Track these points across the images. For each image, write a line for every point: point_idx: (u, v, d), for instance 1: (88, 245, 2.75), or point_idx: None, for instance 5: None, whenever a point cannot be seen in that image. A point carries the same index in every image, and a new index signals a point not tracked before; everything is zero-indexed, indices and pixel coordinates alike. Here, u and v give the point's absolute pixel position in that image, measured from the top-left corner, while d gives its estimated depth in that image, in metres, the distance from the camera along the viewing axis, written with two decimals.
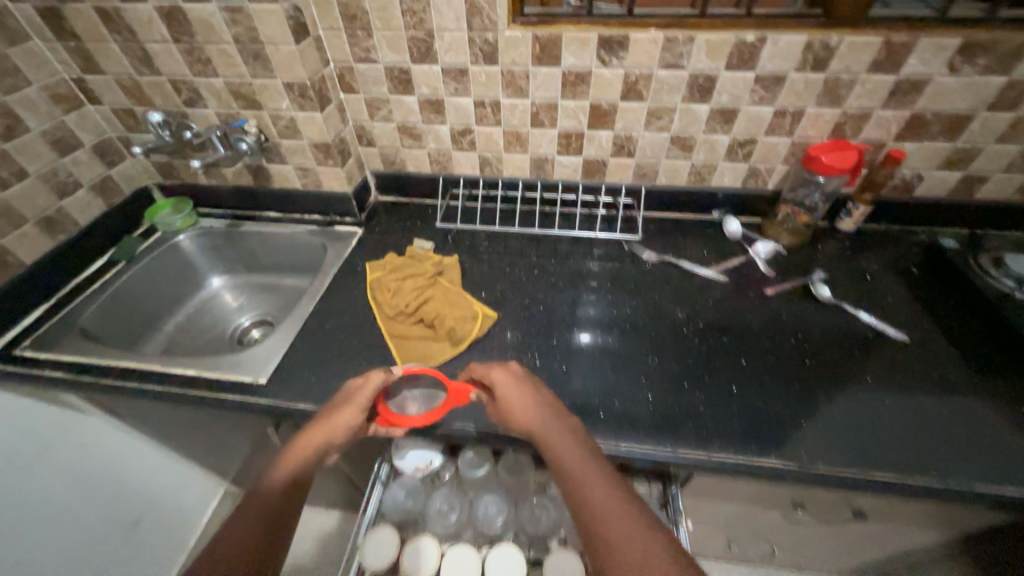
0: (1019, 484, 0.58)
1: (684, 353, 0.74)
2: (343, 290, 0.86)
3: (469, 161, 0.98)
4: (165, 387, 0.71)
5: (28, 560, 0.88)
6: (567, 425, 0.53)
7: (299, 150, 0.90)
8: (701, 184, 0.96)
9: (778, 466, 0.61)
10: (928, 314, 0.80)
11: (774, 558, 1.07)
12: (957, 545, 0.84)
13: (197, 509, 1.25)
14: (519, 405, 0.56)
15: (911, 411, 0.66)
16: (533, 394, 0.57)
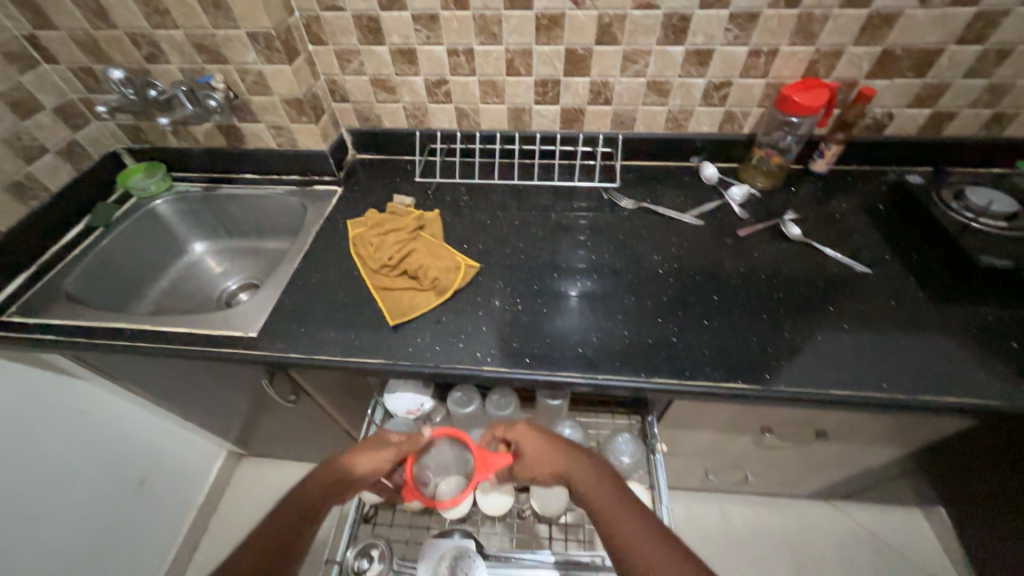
0: (958, 394, 0.64)
1: (659, 293, 0.78)
2: (326, 247, 0.86)
3: (446, 115, 0.97)
4: (158, 345, 0.73)
5: (41, 517, 0.92)
6: (594, 469, 0.59)
7: (270, 107, 0.88)
8: (678, 131, 0.96)
9: (743, 389, 0.65)
10: (890, 248, 0.84)
11: (747, 484, 1.16)
12: (910, 460, 0.92)
13: (200, 469, 1.31)
14: (546, 455, 0.61)
15: (867, 336, 0.71)
16: (557, 442, 0.63)
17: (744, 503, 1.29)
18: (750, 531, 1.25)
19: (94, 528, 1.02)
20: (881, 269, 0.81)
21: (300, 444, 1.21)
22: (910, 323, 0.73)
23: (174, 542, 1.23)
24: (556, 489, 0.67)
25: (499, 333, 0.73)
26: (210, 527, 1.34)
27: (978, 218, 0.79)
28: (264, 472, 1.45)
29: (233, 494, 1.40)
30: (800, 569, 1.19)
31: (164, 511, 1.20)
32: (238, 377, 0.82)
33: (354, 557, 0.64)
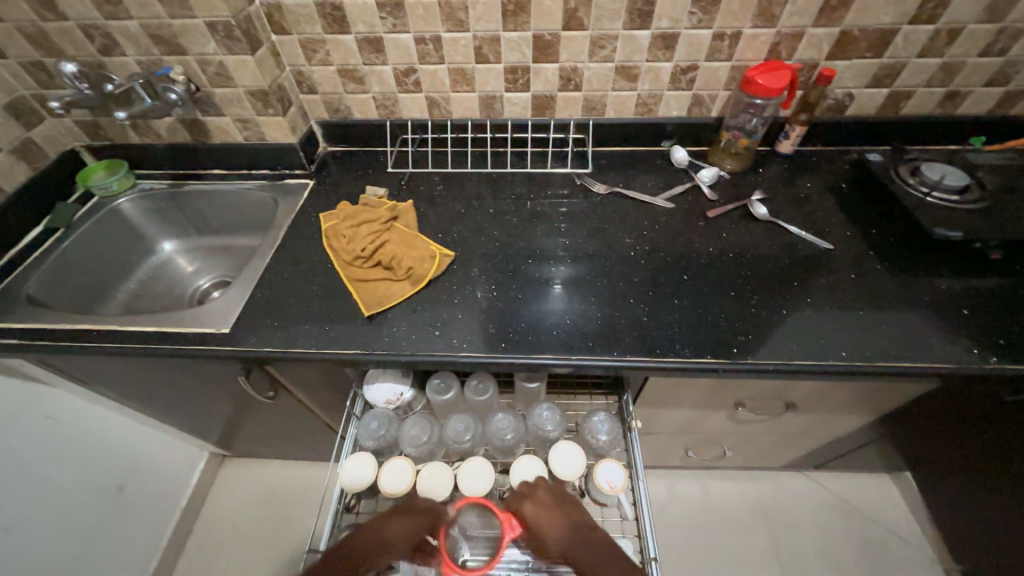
0: (914, 360, 0.68)
1: (632, 275, 0.79)
2: (298, 241, 0.85)
3: (416, 104, 0.96)
4: (127, 345, 0.71)
5: (16, 526, 0.90)
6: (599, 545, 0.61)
7: (235, 99, 0.86)
8: (648, 115, 0.97)
9: (714, 364, 0.68)
10: (852, 225, 0.87)
11: (725, 459, 1.20)
12: (875, 427, 0.96)
13: (181, 473, 1.29)
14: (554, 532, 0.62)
15: (830, 309, 0.74)
16: (564, 517, 0.63)
17: (725, 478, 1.33)
18: (731, 504, 1.29)
19: (71, 536, 1.00)
20: (843, 245, 0.84)
21: (283, 442, 1.20)
22: (869, 295, 0.76)
23: (158, 546, 1.22)
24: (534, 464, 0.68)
25: (476, 319, 0.73)
26: (195, 530, 1.33)
27: (933, 191, 0.82)
28: (249, 472, 1.44)
29: (217, 496, 1.39)
30: (778, 538, 1.24)
31: (145, 516, 1.18)
32: (213, 375, 0.82)
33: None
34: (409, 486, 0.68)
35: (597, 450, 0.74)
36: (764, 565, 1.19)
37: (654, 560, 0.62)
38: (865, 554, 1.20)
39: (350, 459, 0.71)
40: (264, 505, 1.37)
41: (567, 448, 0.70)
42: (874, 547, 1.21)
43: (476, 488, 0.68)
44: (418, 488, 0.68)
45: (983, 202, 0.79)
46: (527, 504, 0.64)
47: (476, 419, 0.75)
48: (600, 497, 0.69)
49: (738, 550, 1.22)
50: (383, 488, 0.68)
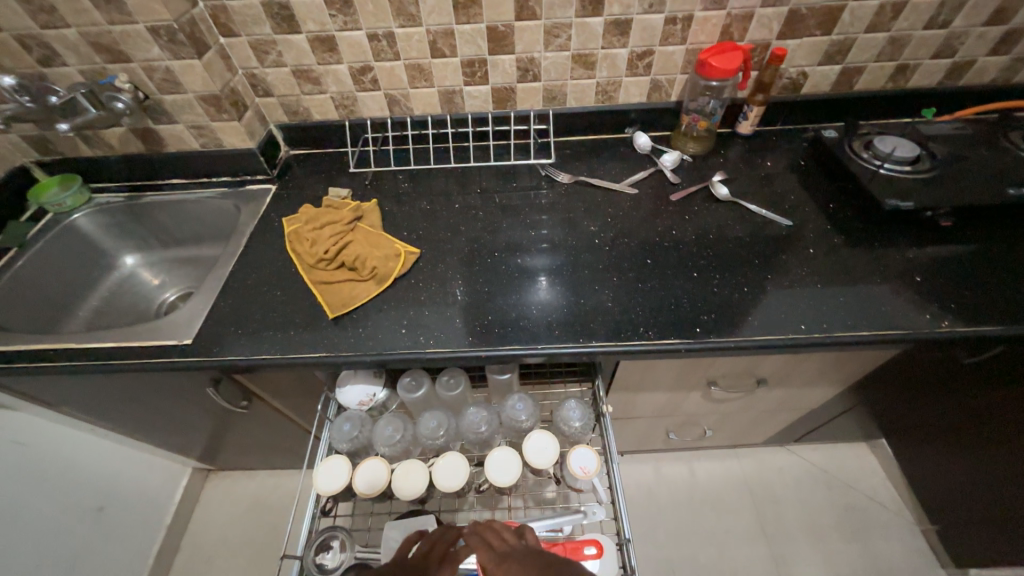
0: (870, 327, 0.70)
1: (598, 261, 0.80)
2: (261, 246, 0.84)
3: (375, 102, 0.95)
4: (86, 362, 0.70)
5: None
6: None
7: (186, 105, 0.84)
8: (608, 103, 0.98)
9: (678, 343, 0.68)
10: (810, 201, 0.89)
11: (707, 439, 1.22)
12: (845, 396, 0.99)
13: (164, 490, 1.27)
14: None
15: (789, 283, 0.76)
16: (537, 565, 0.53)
17: (709, 458, 1.36)
18: (715, 483, 1.31)
19: (51, 560, 0.98)
20: (803, 221, 0.85)
21: (266, 452, 1.19)
22: (829, 269, 0.78)
23: (143, 568, 1.19)
24: (511, 462, 0.68)
25: (444, 315, 0.73)
26: (182, 547, 1.31)
27: (885, 163, 0.83)
28: (234, 485, 1.42)
29: (203, 512, 1.37)
30: (763, 512, 1.26)
31: (128, 536, 1.16)
32: (182, 388, 0.80)
33: (315, 548, 0.65)
34: (382, 487, 0.67)
35: (571, 436, 0.75)
36: (749, 539, 1.22)
37: (630, 540, 0.62)
38: (846, 521, 1.24)
39: (323, 462, 0.70)
40: (251, 517, 1.35)
41: (539, 437, 0.70)
42: (855, 514, 1.25)
43: (450, 483, 0.68)
44: (392, 487, 0.68)
45: (932, 172, 0.81)
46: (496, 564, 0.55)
47: (449, 414, 0.76)
48: (576, 482, 0.69)
49: (724, 526, 1.24)
50: (357, 490, 0.67)
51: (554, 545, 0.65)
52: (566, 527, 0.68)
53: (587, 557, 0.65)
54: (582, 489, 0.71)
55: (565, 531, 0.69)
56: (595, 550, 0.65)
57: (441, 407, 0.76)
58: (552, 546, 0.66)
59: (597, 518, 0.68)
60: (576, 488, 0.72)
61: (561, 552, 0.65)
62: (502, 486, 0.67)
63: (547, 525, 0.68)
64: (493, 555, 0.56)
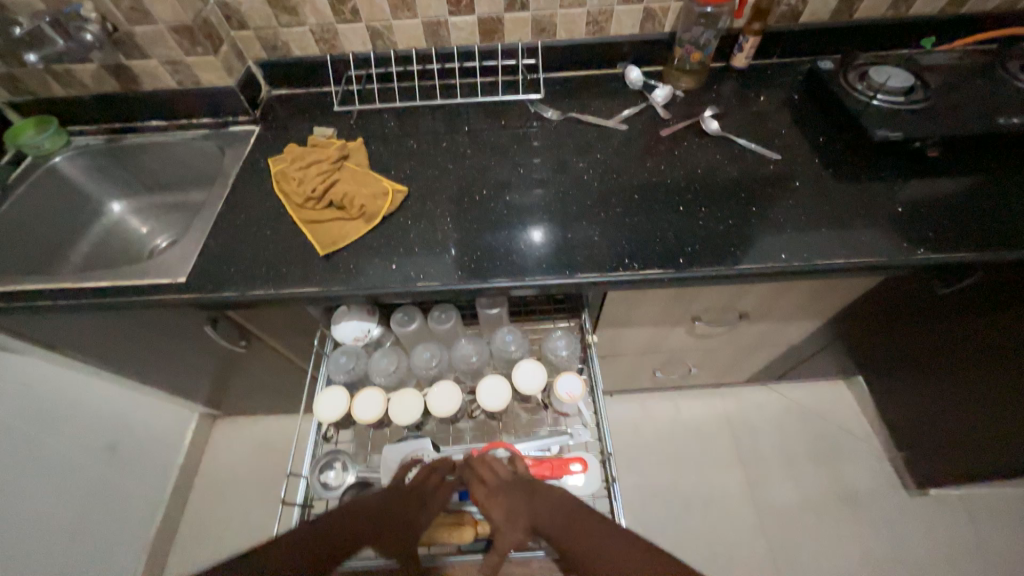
0: (848, 256, 0.72)
1: (586, 197, 0.80)
2: (248, 186, 0.84)
3: (357, 35, 0.91)
4: (83, 300, 0.71)
5: (14, 481, 0.93)
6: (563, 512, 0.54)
7: (159, 38, 0.81)
8: (599, 35, 0.94)
9: (662, 274, 0.70)
10: (801, 136, 0.88)
11: (692, 377, 1.27)
12: (825, 331, 1.03)
13: (174, 432, 1.33)
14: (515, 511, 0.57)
15: (773, 216, 0.77)
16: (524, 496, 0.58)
17: (694, 396, 1.42)
18: (699, 418, 1.39)
19: (71, 492, 1.04)
20: (792, 156, 0.85)
21: (269, 395, 1.23)
22: (814, 203, 0.78)
23: (161, 500, 1.28)
24: (500, 388, 0.72)
25: (434, 251, 0.74)
26: (196, 484, 1.39)
27: (879, 94, 0.82)
28: (241, 428, 1.48)
29: (213, 453, 1.44)
30: (743, 444, 1.34)
31: (143, 473, 1.23)
32: (181, 327, 0.82)
33: (319, 469, 0.70)
34: (380, 413, 0.71)
35: (558, 364, 0.79)
36: (729, 468, 1.31)
37: (611, 454, 0.66)
38: (819, 450, 1.32)
39: (323, 393, 0.73)
40: (259, 457, 1.43)
41: (528, 366, 0.73)
42: (828, 443, 1.33)
43: (445, 408, 0.72)
44: (389, 414, 0.72)
45: (926, 103, 0.80)
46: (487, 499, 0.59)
47: (441, 346, 0.79)
48: (563, 406, 0.72)
49: (705, 456, 1.33)
50: (356, 418, 0.71)
51: (541, 461, 0.69)
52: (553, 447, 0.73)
53: (571, 472, 0.69)
54: (568, 413, 0.75)
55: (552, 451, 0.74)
56: (580, 467, 0.70)
57: (433, 340, 0.79)
58: (539, 463, 0.70)
59: (582, 439, 0.74)
60: (563, 412, 0.76)
61: (548, 468, 0.69)
62: (492, 410, 0.71)
63: (536, 444, 0.73)
64: (485, 489, 0.61)
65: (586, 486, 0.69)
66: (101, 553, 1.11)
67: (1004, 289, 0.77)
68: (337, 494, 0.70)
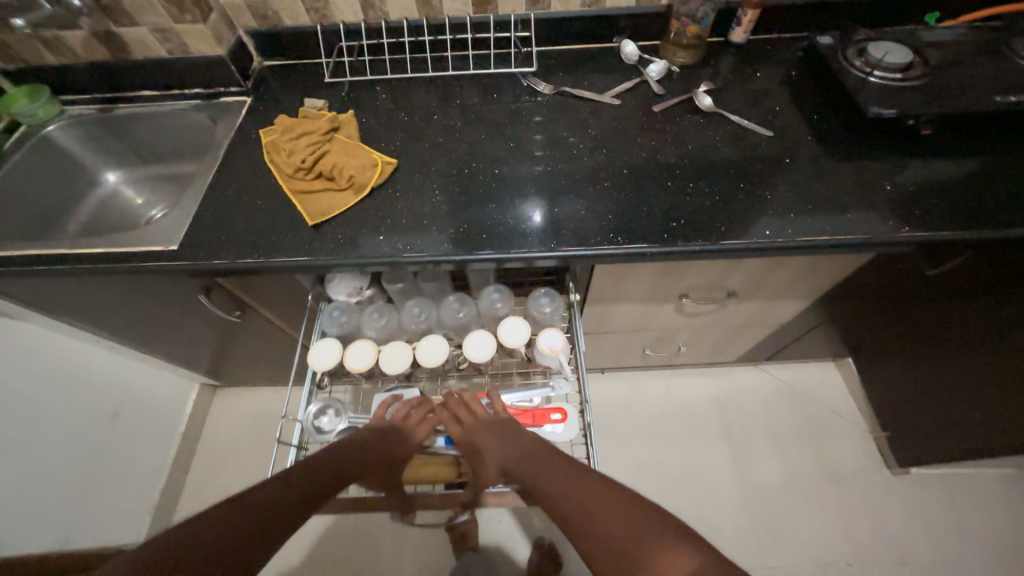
0: (833, 234, 0.72)
1: (574, 172, 0.80)
2: (239, 157, 0.84)
3: (348, 4, 0.90)
4: (77, 266, 0.73)
5: (19, 443, 0.97)
6: (531, 454, 0.64)
7: (146, 5, 0.80)
8: (594, 6, 0.92)
9: (645, 248, 0.71)
10: (795, 113, 0.87)
11: (682, 356, 1.29)
12: (814, 312, 1.03)
13: (175, 402, 1.36)
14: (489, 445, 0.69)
15: (762, 194, 0.77)
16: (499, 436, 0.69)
17: (684, 376, 1.44)
18: (688, 397, 1.41)
19: (76, 456, 1.08)
20: (785, 133, 0.85)
21: (267, 367, 1.26)
22: (803, 181, 0.78)
23: (165, 466, 1.32)
24: (487, 341, 0.74)
25: (421, 224, 0.75)
26: (198, 451, 1.44)
27: (876, 71, 0.81)
28: (240, 400, 1.52)
29: (213, 422, 1.48)
30: (730, 422, 1.36)
31: (145, 440, 1.27)
32: (176, 295, 0.84)
33: (314, 415, 0.73)
34: (371, 363, 0.73)
35: (541, 321, 0.82)
36: (716, 446, 1.33)
37: (587, 402, 0.70)
38: (805, 429, 1.34)
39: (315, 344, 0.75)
40: (259, 427, 1.47)
41: (514, 325, 0.74)
42: (815, 424, 1.35)
43: (433, 360, 0.74)
44: (380, 364, 0.74)
45: (923, 79, 0.79)
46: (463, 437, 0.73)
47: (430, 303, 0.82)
48: (543, 360, 0.76)
49: (692, 434, 1.35)
50: (349, 367, 0.73)
51: (524, 413, 0.78)
52: (536, 398, 0.80)
53: (551, 420, 0.78)
54: (550, 368, 0.78)
55: (535, 401, 0.81)
56: (560, 416, 0.79)
57: (422, 297, 0.83)
58: (522, 414, 0.79)
59: (563, 391, 0.78)
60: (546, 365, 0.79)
61: (531, 417, 0.78)
62: (479, 360, 0.73)
63: (520, 397, 0.80)
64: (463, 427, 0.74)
65: (565, 433, 0.78)
66: (106, 514, 1.16)
67: (991, 269, 0.78)
68: (331, 438, 0.73)
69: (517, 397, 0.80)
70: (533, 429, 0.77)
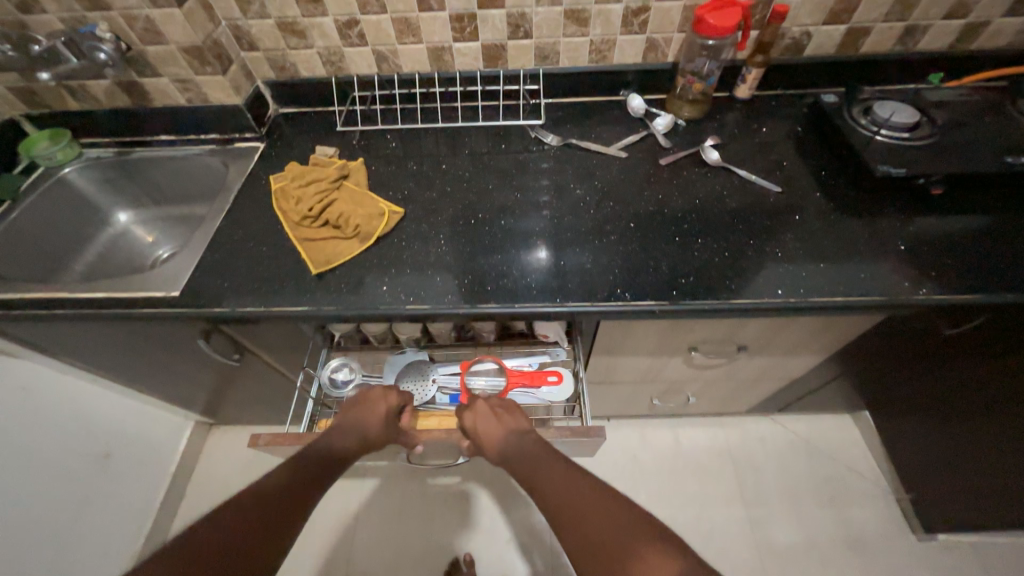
0: (848, 294, 0.70)
1: (580, 224, 0.80)
2: (247, 203, 0.85)
3: (363, 58, 0.93)
4: (77, 311, 0.72)
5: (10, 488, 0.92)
6: (537, 454, 0.62)
7: (170, 58, 0.83)
8: (602, 63, 0.95)
9: (652, 305, 0.69)
10: (803, 168, 0.87)
11: (691, 406, 1.24)
12: (829, 366, 1.00)
13: (168, 440, 1.32)
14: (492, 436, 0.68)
15: (772, 250, 0.76)
16: (504, 428, 0.68)
17: (694, 425, 1.39)
18: (698, 449, 1.35)
19: (65, 500, 1.03)
20: (793, 187, 0.84)
21: (264, 407, 1.23)
22: (814, 237, 0.77)
23: (150, 509, 1.26)
24: None
25: (426, 273, 0.74)
26: (187, 493, 1.39)
27: (882, 130, 0.81)
28: (235, 439, 1.48)
29: (206, 463, 1.43)
30: (742, 476, 1.30)
31: (135, 481, 1.22)
32: (174, 340, 0.83)
33: (331, 370, 0.83)
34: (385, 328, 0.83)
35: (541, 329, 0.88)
36: (728, 504, 1.26)
37: (582, 380, 0.82)
38: (824, 490, 1.27)
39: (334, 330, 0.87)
40: (252, 468, 1.42)
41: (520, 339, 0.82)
42: (834, 485, 1.28)
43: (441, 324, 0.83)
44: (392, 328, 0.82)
45: (929, 140, 0.79)
46: (468, 418, 0.71)
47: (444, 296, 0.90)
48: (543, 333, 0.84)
49: (704, 489, 1.29)
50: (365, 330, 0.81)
51: (522, 374, 0.83)
52: (534, 364, 0.86)
53: (548, 381, 0.83)
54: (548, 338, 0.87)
55: (534, 365, 0.86)
56: (556, 378, 0.84)
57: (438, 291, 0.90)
58: (521, 374, 0.84)
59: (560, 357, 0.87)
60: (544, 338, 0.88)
61: (529, 377, 0.83)
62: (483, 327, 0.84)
63: (520, 361, 0.86)
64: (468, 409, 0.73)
65: (561, 394, 0.83)
66: (96, 564, 1.09)
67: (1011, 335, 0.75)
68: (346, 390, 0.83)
69: (515, 362, 0.86)
70: (531, 387, 0.82)
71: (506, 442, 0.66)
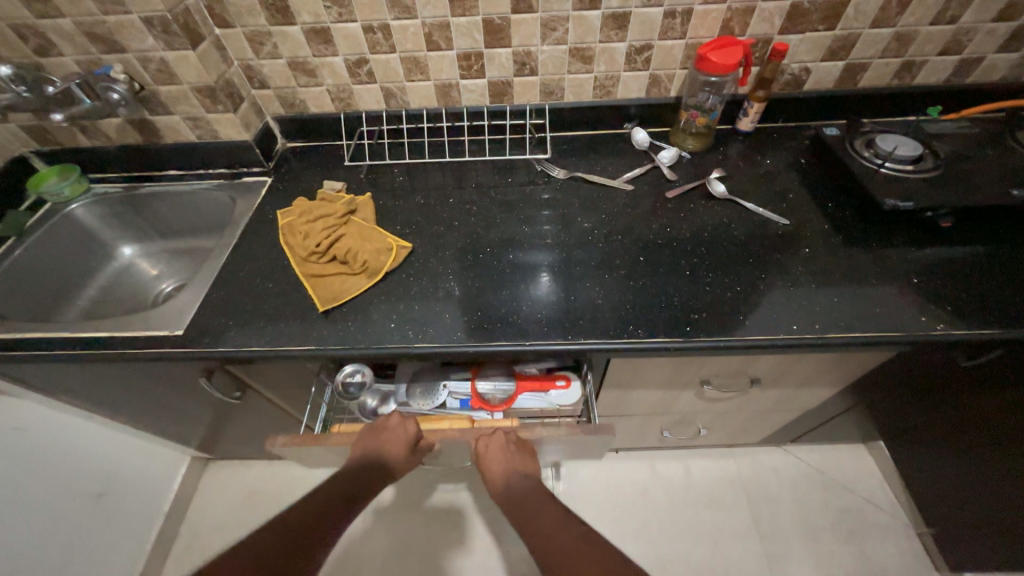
0: (863, 328, 0.69)
1: (588, 258, 0.80)
2: (254, 238, 0.84)
3: (371, 95, 0.95)
4: (79, 352, 0.70)
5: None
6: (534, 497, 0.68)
7: (182, 97, 0.84)
8: (606, 98, 0.96)
9: (665, 342, 0.68)
10: (809, 199, 0.87)
11: (702, 438, 1.21)
12: (843, 397, 0.98)
13: (163, 476, 1.28)
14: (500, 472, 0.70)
15: (783, 284, 0.75)
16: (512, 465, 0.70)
17: (705, 456, 1.35)
18: (710, 482, 1.31)
19: (54, 544, 0.99)
20: (801, 219, 0.84)
21: (264, 443, 1.19)
22: (824, 270, 0.77)
23: (142, 552, 1.21)
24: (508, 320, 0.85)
25: (434, 310, 0.73)
26: (181, 533, 1.33)
27: (887, 163, 0.82)
28: (233, 474, 1.43)
29: (201, 500, 1.38)
30: (757, 511, 1.26)
31: (127, 521, 1.18)
32: (175, 378, 0.81)
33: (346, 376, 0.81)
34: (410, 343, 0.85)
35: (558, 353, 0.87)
36: (744, 540, 1.22)
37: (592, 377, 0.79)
38: (842, 525, 1.23)
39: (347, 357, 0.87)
40: (249, 506, 1.37)
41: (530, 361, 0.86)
42: (851, 518, 1.24)
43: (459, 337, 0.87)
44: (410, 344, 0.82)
45: (934, 173, 0.80)
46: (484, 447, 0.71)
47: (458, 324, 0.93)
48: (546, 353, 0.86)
49: (718, 524, 1.24)
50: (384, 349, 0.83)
51: (530, 378, 0.82)
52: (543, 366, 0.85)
53: (556, 386, 0.82)
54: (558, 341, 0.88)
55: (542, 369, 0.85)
56: (564, 383, 0.82)
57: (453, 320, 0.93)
58: (529, 379, 0.83)
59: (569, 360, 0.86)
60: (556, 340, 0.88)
61: (536, 382, 0.82)
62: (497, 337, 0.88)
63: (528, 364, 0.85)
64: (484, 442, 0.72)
65: (569, 398, 0.81)
66: None
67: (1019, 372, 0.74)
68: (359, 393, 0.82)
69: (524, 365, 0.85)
70: (538, 393, 0.81)
71: (511, 488, 0.68)
